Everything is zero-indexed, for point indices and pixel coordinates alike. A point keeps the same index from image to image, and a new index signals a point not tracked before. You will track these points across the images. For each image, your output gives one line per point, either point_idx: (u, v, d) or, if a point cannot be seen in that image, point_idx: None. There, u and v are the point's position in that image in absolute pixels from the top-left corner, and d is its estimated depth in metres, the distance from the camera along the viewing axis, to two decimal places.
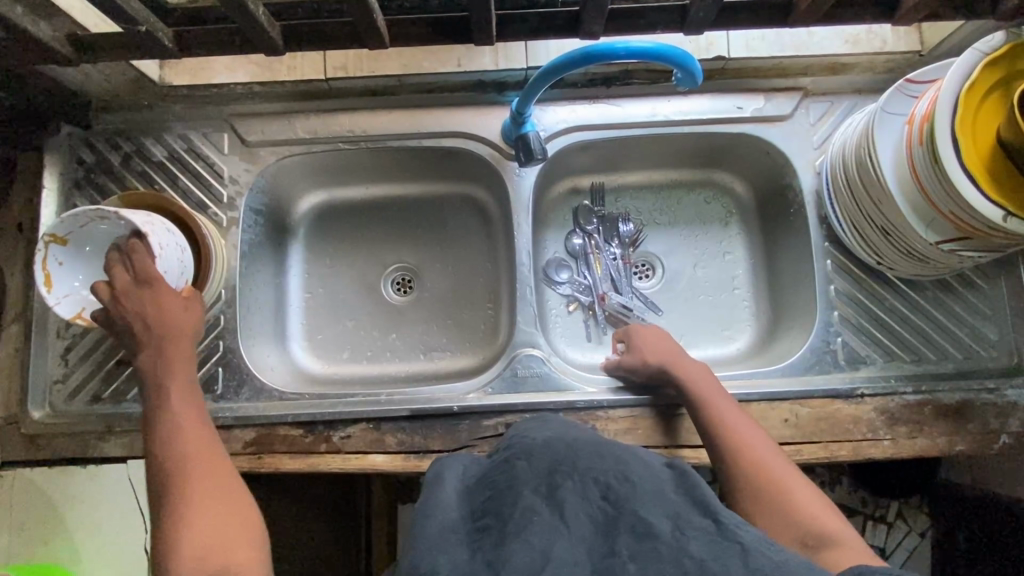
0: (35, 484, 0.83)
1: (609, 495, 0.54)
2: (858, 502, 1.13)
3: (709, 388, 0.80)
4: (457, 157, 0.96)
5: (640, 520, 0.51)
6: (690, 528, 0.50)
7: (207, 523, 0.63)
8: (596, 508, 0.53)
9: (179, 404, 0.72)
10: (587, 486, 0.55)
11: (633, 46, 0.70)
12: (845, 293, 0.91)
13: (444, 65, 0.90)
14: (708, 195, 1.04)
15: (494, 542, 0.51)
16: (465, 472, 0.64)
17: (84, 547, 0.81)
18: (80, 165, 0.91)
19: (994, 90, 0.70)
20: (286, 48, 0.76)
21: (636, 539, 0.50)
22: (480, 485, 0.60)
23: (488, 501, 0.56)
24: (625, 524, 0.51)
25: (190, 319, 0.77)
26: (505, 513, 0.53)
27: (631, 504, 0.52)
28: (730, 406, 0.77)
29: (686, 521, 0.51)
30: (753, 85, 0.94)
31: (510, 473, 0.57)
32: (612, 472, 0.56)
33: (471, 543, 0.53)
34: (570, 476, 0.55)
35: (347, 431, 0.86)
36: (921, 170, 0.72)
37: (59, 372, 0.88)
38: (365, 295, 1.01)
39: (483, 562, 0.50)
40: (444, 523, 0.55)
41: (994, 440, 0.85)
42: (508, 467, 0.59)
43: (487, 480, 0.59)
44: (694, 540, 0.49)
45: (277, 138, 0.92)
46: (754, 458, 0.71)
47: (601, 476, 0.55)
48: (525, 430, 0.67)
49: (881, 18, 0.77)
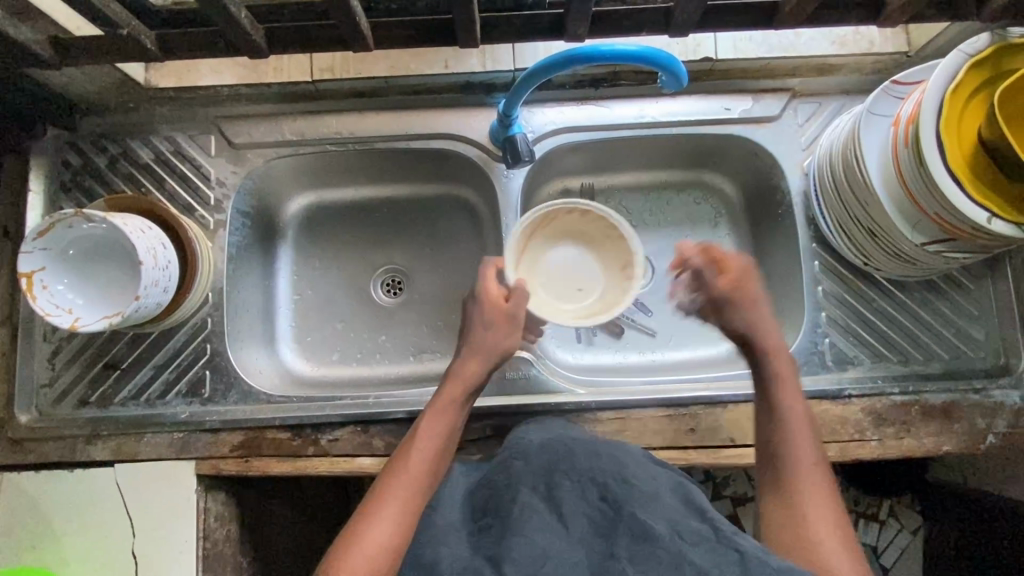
0: (21, 490, 0.83)
1: (606, 496, 0.58)
2: (850, 501, 1.13)
3: (799, 431, 0.72)
4: (447, 159, 0.95)
5: (638, 523, 0.55)
6: (688, 531, 0.54)
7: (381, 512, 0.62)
8: (594, 508, 0.58)
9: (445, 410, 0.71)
10: (585, 487, 0.59)
11: (616, 49, 0.70)
12: (833, 294, 0.91)
13: (431, 67, 0.91)
14: (697, 196, 1.04)
15: (494, 539, 0.57)
16: (467, 489, 0.68)
17: (72, 551, 0.81)
18: (67, 168, 0.91)
19: (980, 91, 0.70)
20: (271, 52, 0.75)
21: (633, 540, 0.54)
22: (483, 488, 0.65)
23: (488, 502, 0.61)
24: (625, 527, 0.55)
25: (512, 341, 0.76)
26: (505, 511, 0.58)
27: (629, 506, 0.56)
28: (808, 456, 0.70)
29: (685, 526, 0.55)
30: (741, 86, 0.94)
31: (508, 472, 0.62)
32: (608, 472, 0.60)
33: (474, 543, 0.58)
34: (568, 475, 0.60)
35: (335, 434, 0.86)
36: (614, 297, 0.81)
37: (47, 376, 0.88)
38: (354, 297, 1.00)
39: (484, 557, 0.55)
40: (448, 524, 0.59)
41: (981, 440, 0.85)
42: (505, 466, 0.63)
43: (488, 480, 0.64)
44: (692, 543, 0.53)
45: (265, 140, 0.92)
46: (806, 527, 0.66)
47: (599, 475, 0.60)
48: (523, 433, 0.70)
49: (866, 21, 0.77)
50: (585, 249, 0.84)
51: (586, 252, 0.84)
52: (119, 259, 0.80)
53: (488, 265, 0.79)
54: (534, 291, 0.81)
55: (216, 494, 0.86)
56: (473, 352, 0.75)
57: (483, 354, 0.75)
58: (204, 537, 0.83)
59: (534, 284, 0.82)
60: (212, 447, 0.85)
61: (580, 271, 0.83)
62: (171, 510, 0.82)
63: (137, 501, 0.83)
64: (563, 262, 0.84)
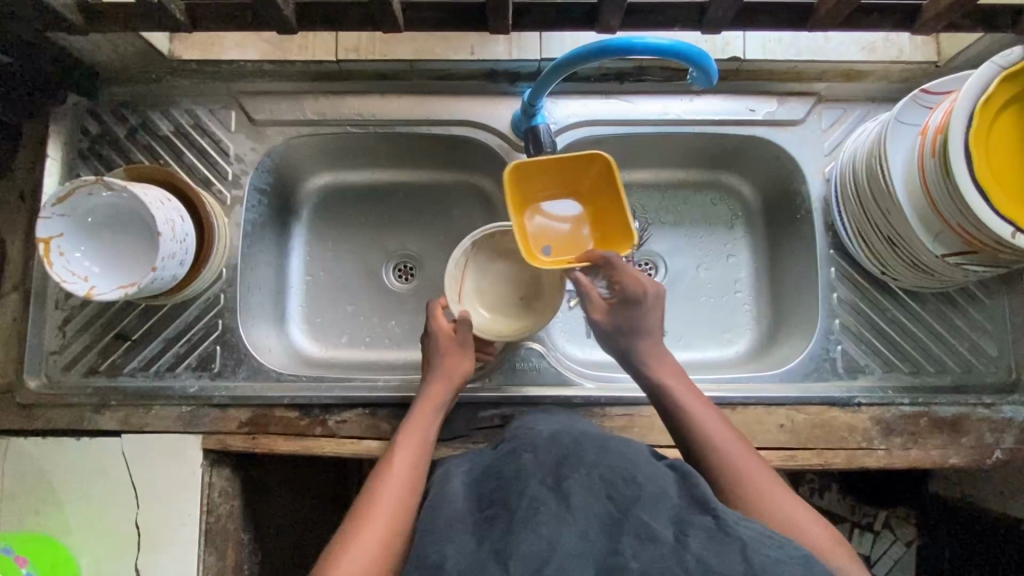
0: (30, 455, 0.83)
1: (613, 495, 0.57)
2: (847, 510, 1.16)
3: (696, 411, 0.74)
4: (467, 147, 0.95)
5: (644, 525, 0.54)
6: (691, 528, 0.54)
7: (375, 519, 0.64)
8: (602, 507, 0.56)
9: (418, 423, 0.76)
10: (593, 481, 0.58)
11: (649, 43, 0.69)
12: (848, 301, 0.90)
13: (456, 53, 0.89)
14: (715, 197, 1.04)
15: (502, 531, 0.55)
16: (469, 468, 0.66)
17: (76, 519, 0.82)
18: (85, 136, 0.91)
19: (1008, 106, 0.71)
20: (299, 28, 0.75)
21: (639, 540, 0.53)
22: (485, 476, 0.63)
23: (496, 492, 0.59)
24: (631, 527, 0.54)
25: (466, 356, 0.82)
26: (512, 503, 0.57)
27: (636, 510, 0.55)
28: (737, 449, 0.70)
29: (688, 522, 0.55)
30: (766, 88, 0.93)
31: (518, 464, 0.62)
32: (616, 470, 0.59)
33: (478, 532, 0.56)
34: (577, 469, 0.60)
35: (343, 415, 0.86)
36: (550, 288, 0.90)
37: (57, 342, 0.88)
38: (366, 280, 1.00)
39: (491, 551, 0.53)
40: (452, 514, 0.58)
41: (987, 455, 0.85)
42: (514, 458, 0.63)
43: (493, 470, 0.63)
44: (695, 538, 0.53)
45: (284, 118, 0.91)
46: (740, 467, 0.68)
47: (606, 473, 0.59)
48: (529, 423, 0.72)
49: (899, 28, 0.76)
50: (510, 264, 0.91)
51: (506, 271, 0.91)
52: (135, 231, 0.79)
53: (434, 304, 0.85)
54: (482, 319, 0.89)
55: (221, 469, 0.86)
56: (440, 375, 0.80)
57: (446, 378, 0.80)
58: (208, 512, 0.83)
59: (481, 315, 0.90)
60: (219, 422, 0.85)
61: (508, 283, 0.91)
62: (175, 483, 0.83)
63: (143, 472, 0.83)
64: (494, 287, 0.91)
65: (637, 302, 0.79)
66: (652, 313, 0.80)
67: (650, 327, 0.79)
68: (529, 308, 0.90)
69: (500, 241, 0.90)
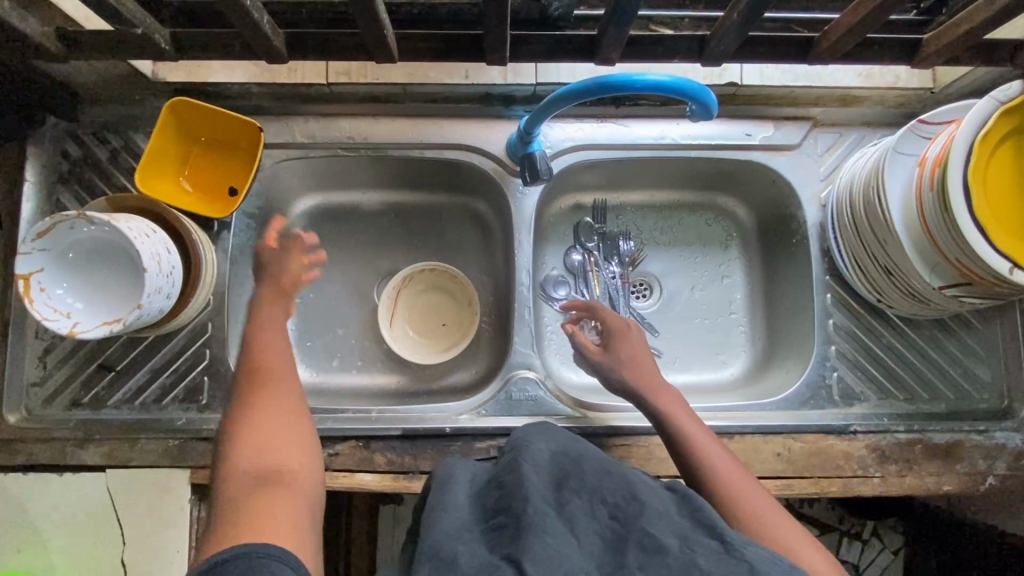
0: (9, 492, 0.80)
1: (616, 514, 0.56)
2: (835, 519, 1.19)
3: (692, 430, 0.73)
4: (460, 170, 0.93)
5: (649, 535, 0.52)
6: (697, 545, 0.51)
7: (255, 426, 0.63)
8: (605, 526, 0.55)
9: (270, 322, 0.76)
10: (594, 506, 0.57)
11: (649, 80, 0.67)
12: (843, 327, 0.90)
13: (451, 77, 0.88)
14: (709, 218, 1.03)
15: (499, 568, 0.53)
16: (471, 477, 0.63)
17: (59, 558, 0.79)
18: (65, 159, 0.87)
19: (1005, 140, 0.71)
20: (289, 56, 0.73)
21: (644, 552, 0.51)
22: (489, 487, 0.60)
23: (499, 505, 0.56)
24: (634, 540, 0.52)
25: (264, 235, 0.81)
26: (517, 511, 0.54)
27: (640, 522, 0.54)
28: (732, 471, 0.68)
29: (694, 540, 0.52)
30: (763, 112, 0.92)
31: (518, 475, 0.58)
32: (618, 492, 0.58)
33: (487, 543, 0.53)
34: (579, 493, 0.57)
35: (335, 448, 0.84)
36: (462, 316, 0.97)
37: (37, 374, 0.85)
38: (358, 303, 0.98)
39: (500, 559, 0.50)
40: (457, 522, 0.54)
41: (981, 481, 0.86)
42: (514, 467, 0.60)
43: (494, 480, 0.60)
44: (704, 555, 0.50)
45: (273, 140, 0.89)
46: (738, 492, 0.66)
47: (608, 496, 0.58)
48: (524, 435, 0.68)
49: (898, 60, 0.75)
50: (432, 297, 0.98)
51: (427, 303, 0.98)
52: (120, 264, 0.76)
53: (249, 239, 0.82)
54: (404, 344, 0.96)
55: None
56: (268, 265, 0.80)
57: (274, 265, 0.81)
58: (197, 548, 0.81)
59: (406, 340, 0.96)
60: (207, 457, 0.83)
61: (432, 314, 0.98)
62: (162, 519, 0.80)
63: (128, 507, 0.80)
64: (417, 318, 0.98)
65: (619, 333, 0.83)
66: (636, 345, 0.82)
67: (638, 354, 0.81)
68: (451, 336, 0.97)
69: (420, 278, 0.98)
